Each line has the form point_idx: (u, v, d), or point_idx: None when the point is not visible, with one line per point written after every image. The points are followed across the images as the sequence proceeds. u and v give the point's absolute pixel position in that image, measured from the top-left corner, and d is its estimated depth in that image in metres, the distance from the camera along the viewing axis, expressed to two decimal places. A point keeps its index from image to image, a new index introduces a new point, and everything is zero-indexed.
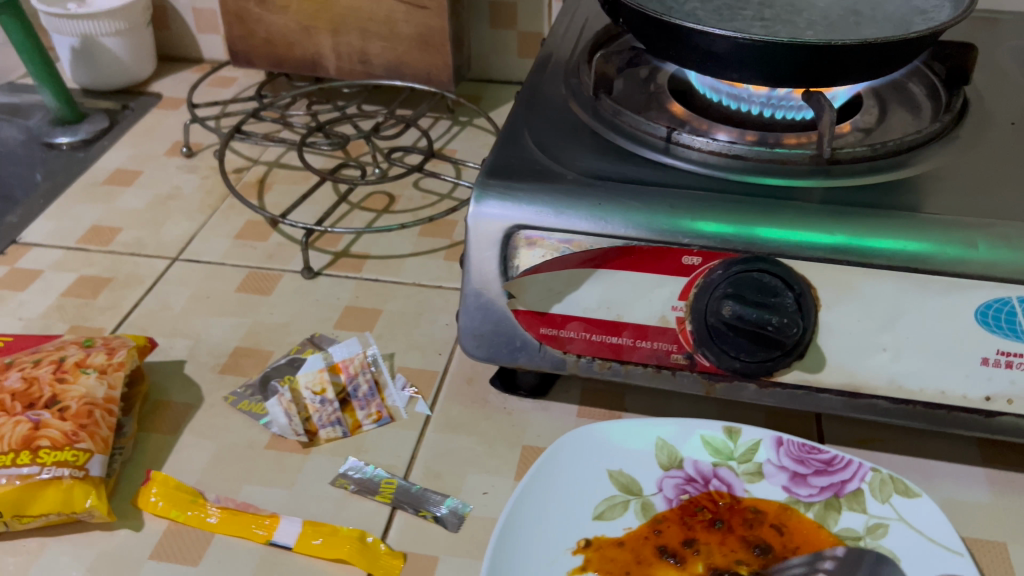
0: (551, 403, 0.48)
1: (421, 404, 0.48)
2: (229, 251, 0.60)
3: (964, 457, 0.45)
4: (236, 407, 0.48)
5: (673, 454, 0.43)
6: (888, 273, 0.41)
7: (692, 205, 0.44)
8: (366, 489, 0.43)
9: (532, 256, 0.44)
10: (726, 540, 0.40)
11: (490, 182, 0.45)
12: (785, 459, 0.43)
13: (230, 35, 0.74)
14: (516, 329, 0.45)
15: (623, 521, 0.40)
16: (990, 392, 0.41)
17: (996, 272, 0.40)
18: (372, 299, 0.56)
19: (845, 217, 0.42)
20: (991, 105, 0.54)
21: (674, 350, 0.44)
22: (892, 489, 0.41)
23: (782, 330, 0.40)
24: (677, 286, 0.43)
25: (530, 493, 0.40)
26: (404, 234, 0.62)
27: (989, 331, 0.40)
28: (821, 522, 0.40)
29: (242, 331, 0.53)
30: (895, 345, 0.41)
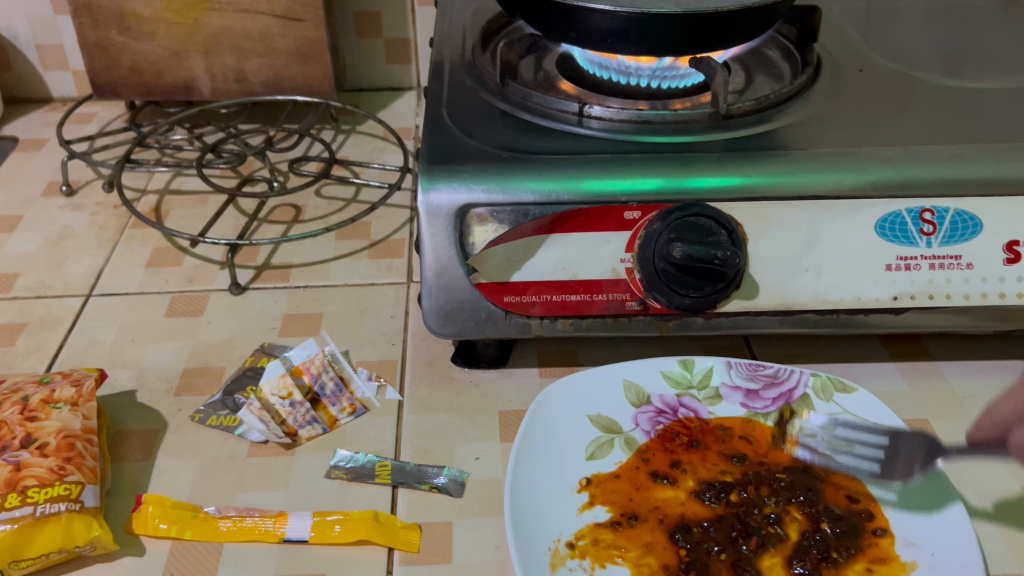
0: (513, 369, 0.51)
1: (390, 391, 0.50)
2: (146, 280, 0.59)
3: (877, 356, 0.52)
4: (206, 424, 0.48)
5: (641, 393, 0.49)
6: (801, 203, 0.47)
7: (624, 166, 0.48)
8: (362, 474, 0.45)
9: (485, 232, 0.47)
10: (706, 456, 0.46)
11: (432, 169, 0.48)
12: (738, 379, 0.49)
13: (92, 67, 0.71)
14: (480, 302, 0.48)
15: (612, 457, 0.45)
16: (897, 292, 0.48)
17: (887, 189, 0.47)
18: (309, 304, 0.56)
19: (757, 159, 0.48)
20: (839, 56, 0.62)
21: (627, 298, 0.48)
22: (833, 389, 0.48)
23: (727, 261, 0.45)
24: (623, 240, 0.47)
25: (531, 443, 0.44)
26: (321, 241, 0.62)
27: (888, 241, 0.47)
28: (780, 427, 0.47)
29: (187, 353, 0.53)
30: (816, 265, 0.47)
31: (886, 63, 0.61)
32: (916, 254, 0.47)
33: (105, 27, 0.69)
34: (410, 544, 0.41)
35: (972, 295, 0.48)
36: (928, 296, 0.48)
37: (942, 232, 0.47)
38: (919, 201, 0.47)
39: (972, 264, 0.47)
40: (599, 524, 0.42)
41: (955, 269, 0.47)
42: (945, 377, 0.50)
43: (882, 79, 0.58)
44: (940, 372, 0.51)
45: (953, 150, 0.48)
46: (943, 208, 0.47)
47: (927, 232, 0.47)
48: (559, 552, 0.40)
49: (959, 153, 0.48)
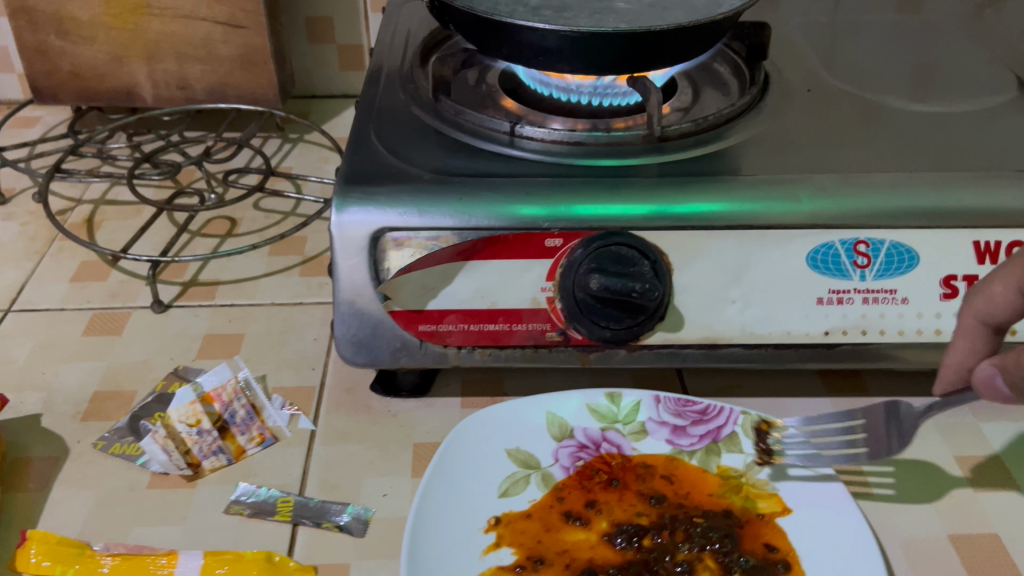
0: (434, 399, 0.49)
1: (303, 420, 0.48)
2: (69, 295, 0.57)
3: (813, 391, 0.50)
4: (108, 451, 0.46)
5: (563, 426, 0.46)
6: (730, 233, 0.45)
7: (547, 191, 0.46)
8: (262, 510, 0.43)
9: (401, 257, 0.45)
10: (624, 496, 0.43)
11: (348, 190, 0.46)
12: (665, 415, 0.46)
13: (31, 71, 0.69)
14: (395, 330, 0.46)
15: (527, 495, 0.43)
16: (829, 327, 0.46)
17: (819, 220, 0.45)
18: (233, 324, 0.55)
19: (686, 185, 0.46)
20: (789, 75, 0.60)
21: (548, 329, 0.46)
22: (763, 427, 0.45)
23: (646, 294, 0.43)
24: (543, 268, 0.45)
25: (438, 479, 0.42)
26: (253, 256, 0.61)
27: (820, 273, 0.45)
28: (705, 467, 0.44)
29: (100, 374, 0.51)
30: (743, 297, 0.45)
31: (836, 84, 0.59)
32: (849, 287, 0.45)
33: (43, 31, 0.67)
34: None
35: (907, 331, 0.46)
36: (861, 331, 0.46)
37: (876, 265, 0.45)
38: (853, 232, 0.45)
39: (907, 299, 0.46)
40: (502, 568, 0.39)
41: (889, 304, 0.46)
42: None
43: (831, 100, 0.56)
44: None
45: (891, 179, 0.46)
46: (878, 240, 0.45)
47: (861, 264, 0.45)
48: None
49: (898, 183, 0.46)
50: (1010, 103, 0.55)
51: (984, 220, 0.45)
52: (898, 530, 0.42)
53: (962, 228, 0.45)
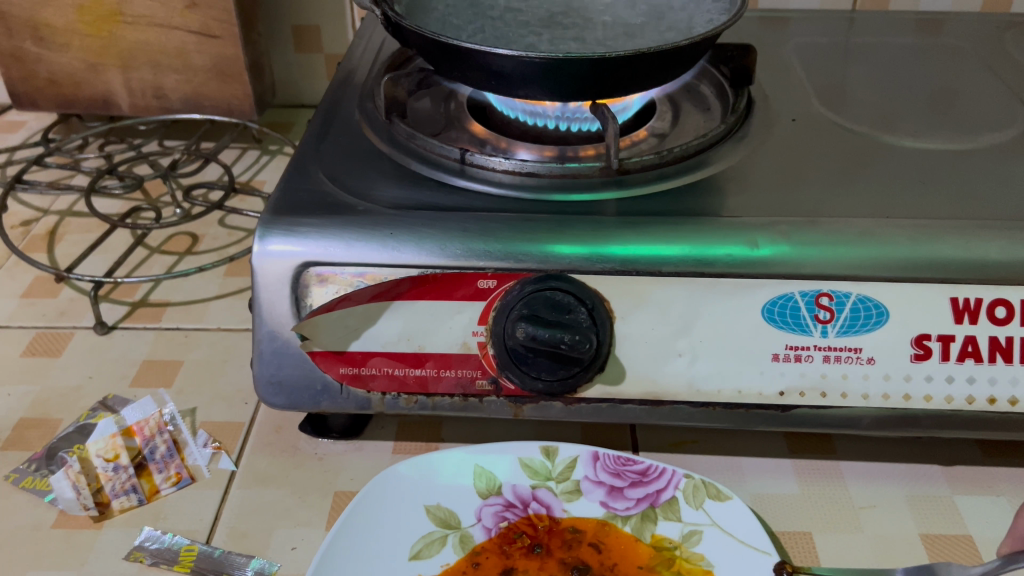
0: (365, 442, 0.47)
1: (224, 460, 0.46)
2: (16, 312, 0.56)
3: (774, 450, 0.46)
4: (19, 485, 0.44)
5: (492, 481, 0.43)
6: (677, 279, 0.41)
7: (485, 229, 0.42)
8: (163, 559, 0.40)
9: (325, 294, 0.42)
10: (545, 564, 0.40)
11: (273, 219, 0.43)
12: (602, 474, 0.43)
13: (8, 76, 0.68)
14: (316, 371, 0.43)
15: (440, 558, 0.40)
16: (784, 387, 0.42)
17: (776, 269, 0.41)
18: (174, 350, 0.53)
19: (635, 225, 0.42)
20: (775, 104, 0.56)
21: (478, 376, 0.43)
22: (705, 494, 0.41)
23: (575, 346, 0.40)
24: (476, 311, 0.42)
25: (345, 539, 0.39)
26: (209, 277, 0.59)
27: (777, 327, 0.41)
28: (638, 535, 0.41)
29: (29, 400, 0.49)
30: (690, 350, 0.42)
31: (826, 114, 0.55)
32: (809, 344, 0.41)
33: (19, 37, 0.66)
34: None
35: (872, 395, 0.42)
36: (820, 393, 0.42)
37: (841, 320, 0.41)
38: (815, 283, 0.41)
39: (873, 359, 0.41)
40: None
41: (853, 363, 0.41)
42: (845, 482, 0.44)
43: (817, 131, 0.52)
44: (840, 475, 0.45)
45: (862, 226, 0.42)
46: (843, 293, 0.41)
47: (823, 319, 0.41)
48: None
49: (869, 230, 0.42)
50: (1014, 141, 0.51)
51: (964, 273, 0.40)
52: None
53: (939, 282, 0.40)
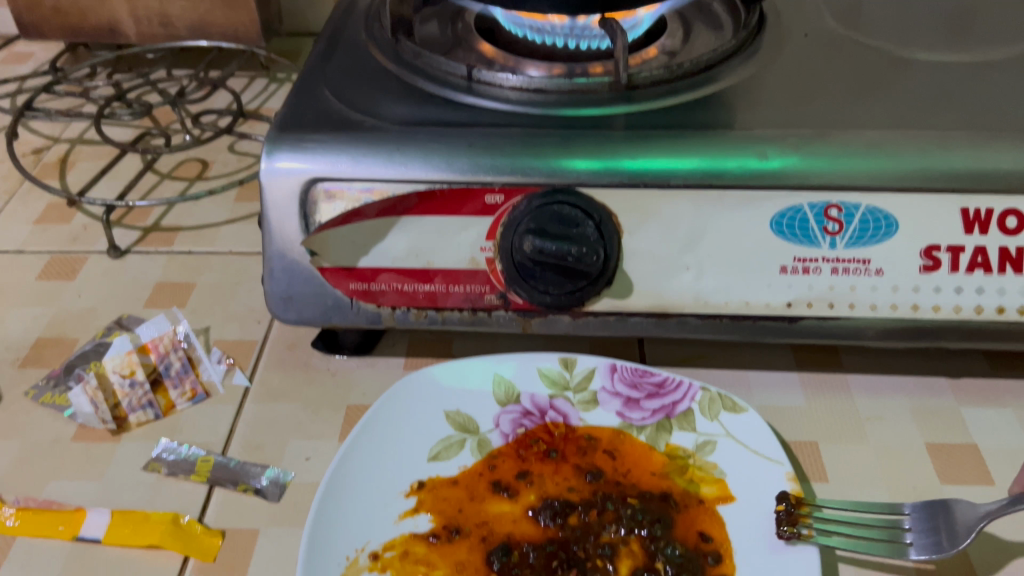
0: (377, 358, 0.48)
1: (238, 375, 0.47)
2: (30, 238, 0.56)
3: (781, 364, 0.47)
4: (39, 401, 0.45)
5: (510, 390, 0.44)
6: (685, 192, 0.41)
7: (493, 143, 0.42)
8: (180, 470, 0.41)
9: (333, 210, 0.42)
10: (559, 469, 0.40)
11: (279, 135, 0.42)
12: (619, 385, 0.43)
13: (14, 5, 0.68)
14: (327, 288, 0.44)
15: (458, 460, 0.40)
16: (791, 298, 0.42)
17: (785, 181, 0.40)
18: (186, 273, 0.53)
19: (645, 138, 0.42)
20: (788, 20, 0.55)
21: (486, 291, 0.43)
22: (720, 406, 0.42)
23: (582, 259, 0.40)
24: (483, 226, 0.42)
25: (365, 441, 0.40)
26: (219, 202, 0.59)
27: (785, 240, 0.41)
28: (652, 444, 0.41)
29: (45, 321, 0.50)
30: (698, 264, 0.42)
31: (840, 29, 0.54)
32: (817, 256, 0.41)
33: None
34: (206, 553, 0.38)
35: (879, 306, 0.42)
36: (827, 303, 0.42)
37: (850, 231, 0.40)
38: (824, 195, 0.40)
39: (882, 271, 0.41)
40: (415, 535, 0.37)
41: (861, 275, 0.41)
42: (850, 393, 0.45)
43: (830, 46, 0.51)
44: (847, 387, 0.45)
45: (875, 136, 0.41)
46: (853, 204, 0.40)
47: (831, 231, 0.41)
48: (356, 564, 0.35)
49: (880, 141, 0.41)
50: None
51: (978, 182, 0.40)
52: None
53: (951, 193, 0.40)
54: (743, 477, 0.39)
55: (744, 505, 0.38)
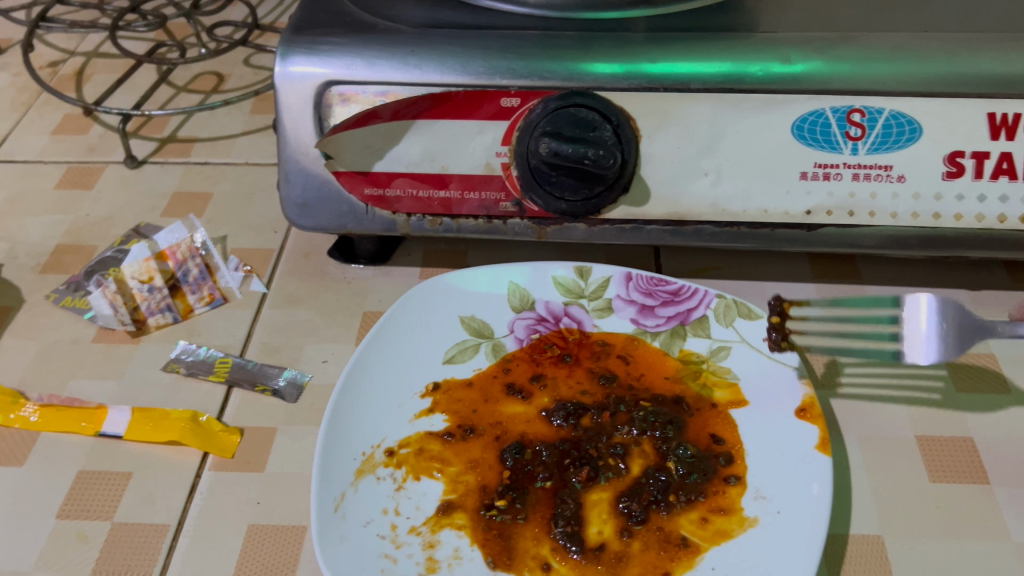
0: (393, 267, 0.48)
1: (255, 282, 0.47)
2: (48, 148, 0.56)
3: (798, 275, 0.47)
4: (60, 304, 0.46)
5: (525, 297, 0.43)
6: (705, 96, 0.40)
7: (509, 46, 0.41)
8: (198, 370, 0.42)
9: (347, 114, 0.42)
10: (573, 373, 0.41)
11: (293, 39, 0.42)
12: (634, 293, 0.43)
13: None
14: (342, 193, 0.44)
15: (473, 363, 0.41)
16: (811, 206, 0.41)
17: (808, 84, 0.39)
18: (202, 183, 0.53)
19: (664, 42, 0.41)
20: None
21: (502, 198, 0.43)
22: (736, 313, 0.41)
23: (599, 162, 0.39)
24: (499, 131, 0.41)
25: (381, 342, 0.40)
26: (235, 114, 0.59)
27: (807, 145, 0.40)
28: (666, 350, 0.41)
29: (64, 228, 0.50)
30: (716, 169, 0.41)
31: None
32: (838, 162, 0.40)
33: None
34: (225, 449, 0.38)
35: (900, 214, 0.41)
36: (847, 212, 0.41)
37: (872, 137, 0.39)
38: (847, 99, 0.39)
39: (903, 177, 0.40)
40: (430, 433, 0.37)
41: (882, 181, 0.40)
42: None
43: None
44: (865, 297, 0.45)
45: (899, 40, 0.40)
46: (876, 109, 0.39)
47: (853, 136, 0.39)
48: (372, 459, 0.36)
49: (905, 44, 0.40)
50: None
51: (1007, 88, 0.38)
52: (1001, 488, 0.36)
53: (978, 98, 0.39)
54: (757, 382, 0.39)
55: (758, 408, 0.37)
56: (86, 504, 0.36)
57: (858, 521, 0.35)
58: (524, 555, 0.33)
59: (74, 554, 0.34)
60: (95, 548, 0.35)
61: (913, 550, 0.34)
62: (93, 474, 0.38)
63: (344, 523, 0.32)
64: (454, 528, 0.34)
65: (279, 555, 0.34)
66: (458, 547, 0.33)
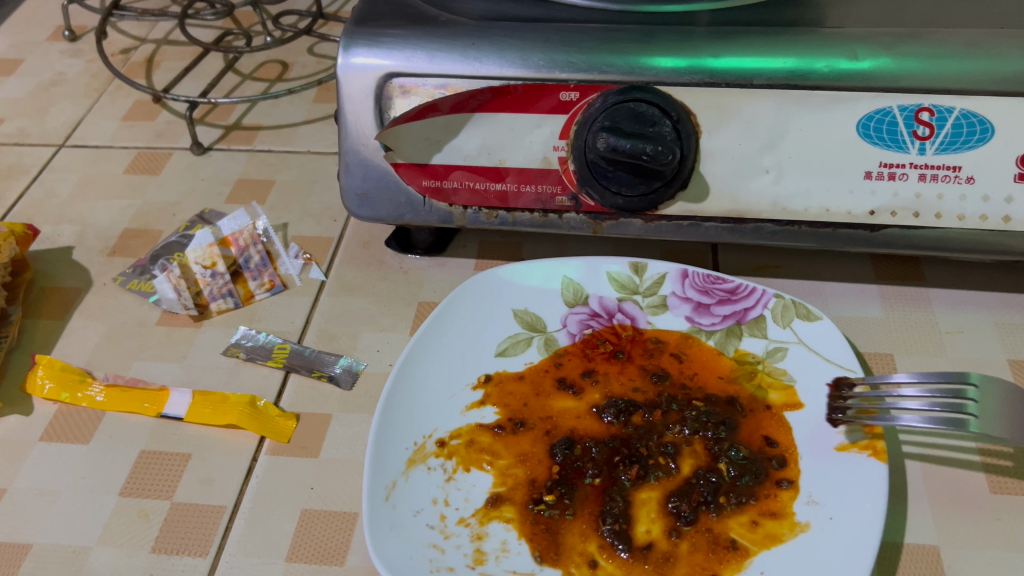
0: (448, 258, 0.48)
1: (315, 270, 0.48)
2: (118, 133, 0.58)
3: (860, 276, 0.46)
4: (126, 287, 0.47)
5: (579, 292, 0.43)
6: (768, 92, 0.39)
7: (570, 39, 0.41)
8: (257, 355, 0.43)
9: (408, 106, 0.42)
10: (625, 369, 0.40)
11: (355, 30, 0.42)
12: (690, 290, 0.43)
13: None
14: (400, 185, 0.44)
15: (525, 357, 0.41)
16: (875, 206, 0.40)
17: (874, 81, 0.38)
18: (265, 170, 0.54)
19: (728, 36, 0.40)
20: None
21: (558, 192, 0.43)
22: (794, 314, 0.41)
23: (658, 157, 0.38)
24: (557, 124, 0.41)
25: (435, 333, 0.40)
26: (298, 102, 0.60)
27: (872, 143, 0.39)
28: (722, 349, 0.41)
29: (132, 212, 0.52)
30: (778, 167, 0.40)
31: None
32: (904, 162, 0.39)
33: None
34: (281, 434, 0.39)
35: (969, 216, 0.40)
36: (913, 213, 0.40)
37: (941, 136, 0.38)
38: (915, 97, 0.38)
39: (972, 179, 0.39)
40: (481, 425, 0.38)
41: (951, 183, 0.39)
42: (932, 307, 0.44)
43: None
44: (928, 300, 0.44)
45: (973, 36, 0.39)
46: (946, 108, 0.38)
47: (920, 135, 0.38)
48: (424, 449, 0.36)
49: (978, 40, 0.38)
50: None
51: None
52: None
53: None
54: (813, 385, 0.38)
55: (812, 412, 0.37)
56: (147, 482, 0.37)
57: (914, 532, 0.34)
58: (571, 551, 0.33)
59: (136, 531, 0.36)
60: (155, 526, 0.36)
61: (970, 563, 0.33)
62: (154, 454, 0.39)
63: (394, 512, 0.33)
64: (502, 521, 0.34)
65: (331, 540, 0.35)
66: (506, 540, 0.33)
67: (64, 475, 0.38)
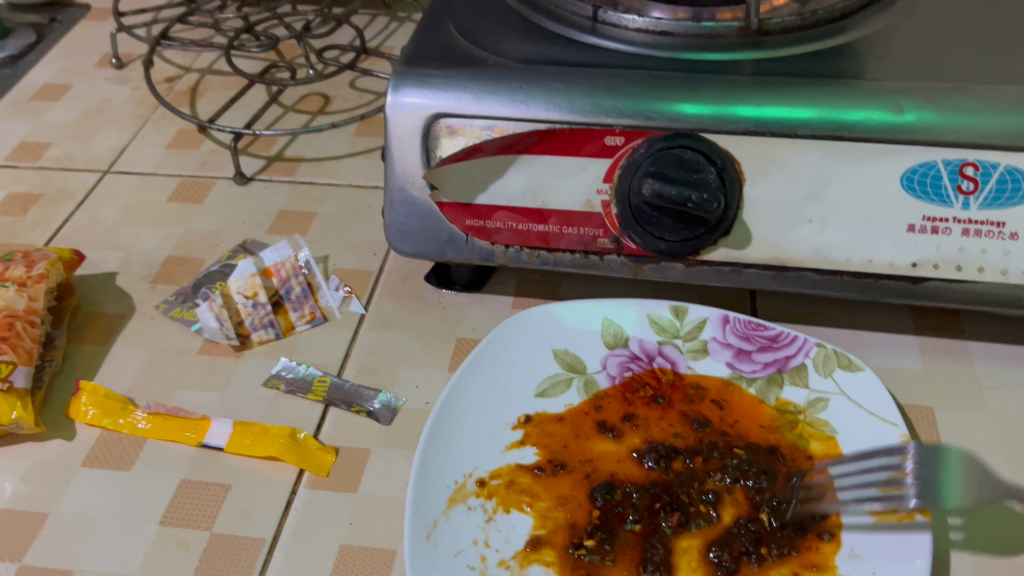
0: (487, 295, 0.49)
1: (354, 303, 0.48)
2: (163, 160, 0.59)
3: (899, 326, 0.46)
4: (168, 315, 0.48)
5: (619, 334, 0.44)
6: (812, 142, 0.39)
7: (616, 84, 0.41)
8: (297, 388, 0.43)
9: (454, 145, 0.42)
10: (666, 415, 0.40)
11: (405, 71, 0.43)
12: (730, 336, 0.43)
13: None
14: (444, 222, 0.45)
15: (564, 398, 0.41)
16: (917, 259, 0.40)
17: (918, 134, 0.38)
18: (306, 202, 0.55)
19: (773, 86, 0.40)
20: None
21: (600, 235, 0.43)
22: (836, 364, 0.41)
23: (703, 205, 0.39)
24: (601, 168, 0.41)
25: (477, 372, 0.40)
26: (340, 136, 0.61)
27: (915, 197, 0.39)
28: (762, 397, 0.41)
29: (175, 240, 0.52)
30: (821, 217, 0.41)
31: None
32: (948, 216, 0.39)
33: None
34: (320, 468, 0.39)
35: (1012, 271, 0.40)
36: (955, 266, 0.40)
37: (985, 191, 0.38)
38: (960, 152, 0.38)
39: (1016, 235, 0.39)
40: (521, 466, 0.38)
41: (994, 238, 0.39)
42: (972, 360, 0.44)
43: None
44: (968, 353, 0.44)
45: (1018, 92, 0.39)
46: (990, 163, 0.38)
47: (965, 190, 0.39)
48: (464, 488, 0.36)
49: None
50: None
51: None
52: None
53: None
54: (856, 438, 0.38)
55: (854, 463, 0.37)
56: (187, 513, 0.38)
57: None
58: None
59: (176, 561, 0.36)
60: (195, 557, 0.36)
61: None
62: (195, 484, 0.39)
63: (436, 551, 0.33)
64: (542, 564, 0.34)
65: None
66: None
67: (106, 501, 0.38)
